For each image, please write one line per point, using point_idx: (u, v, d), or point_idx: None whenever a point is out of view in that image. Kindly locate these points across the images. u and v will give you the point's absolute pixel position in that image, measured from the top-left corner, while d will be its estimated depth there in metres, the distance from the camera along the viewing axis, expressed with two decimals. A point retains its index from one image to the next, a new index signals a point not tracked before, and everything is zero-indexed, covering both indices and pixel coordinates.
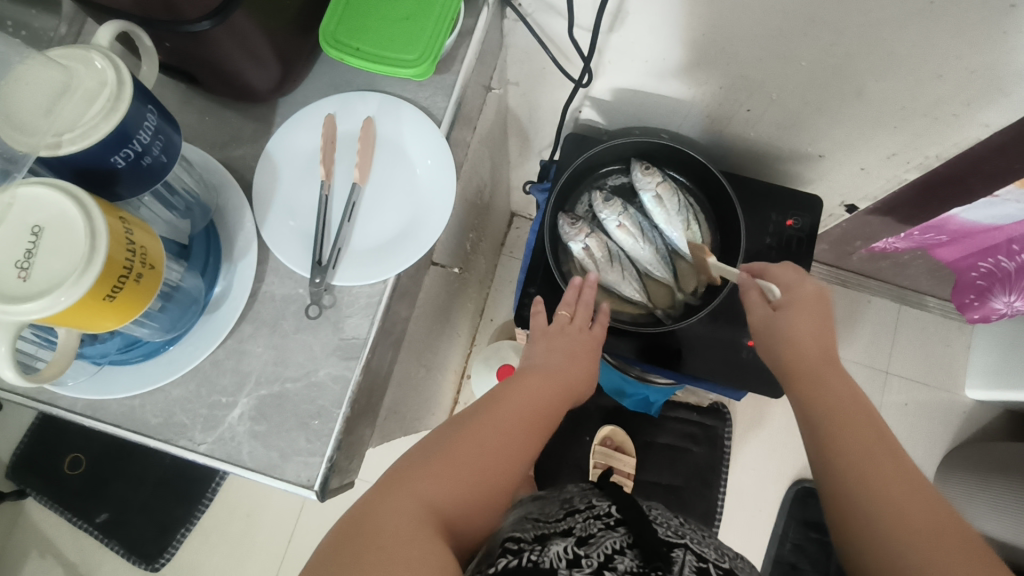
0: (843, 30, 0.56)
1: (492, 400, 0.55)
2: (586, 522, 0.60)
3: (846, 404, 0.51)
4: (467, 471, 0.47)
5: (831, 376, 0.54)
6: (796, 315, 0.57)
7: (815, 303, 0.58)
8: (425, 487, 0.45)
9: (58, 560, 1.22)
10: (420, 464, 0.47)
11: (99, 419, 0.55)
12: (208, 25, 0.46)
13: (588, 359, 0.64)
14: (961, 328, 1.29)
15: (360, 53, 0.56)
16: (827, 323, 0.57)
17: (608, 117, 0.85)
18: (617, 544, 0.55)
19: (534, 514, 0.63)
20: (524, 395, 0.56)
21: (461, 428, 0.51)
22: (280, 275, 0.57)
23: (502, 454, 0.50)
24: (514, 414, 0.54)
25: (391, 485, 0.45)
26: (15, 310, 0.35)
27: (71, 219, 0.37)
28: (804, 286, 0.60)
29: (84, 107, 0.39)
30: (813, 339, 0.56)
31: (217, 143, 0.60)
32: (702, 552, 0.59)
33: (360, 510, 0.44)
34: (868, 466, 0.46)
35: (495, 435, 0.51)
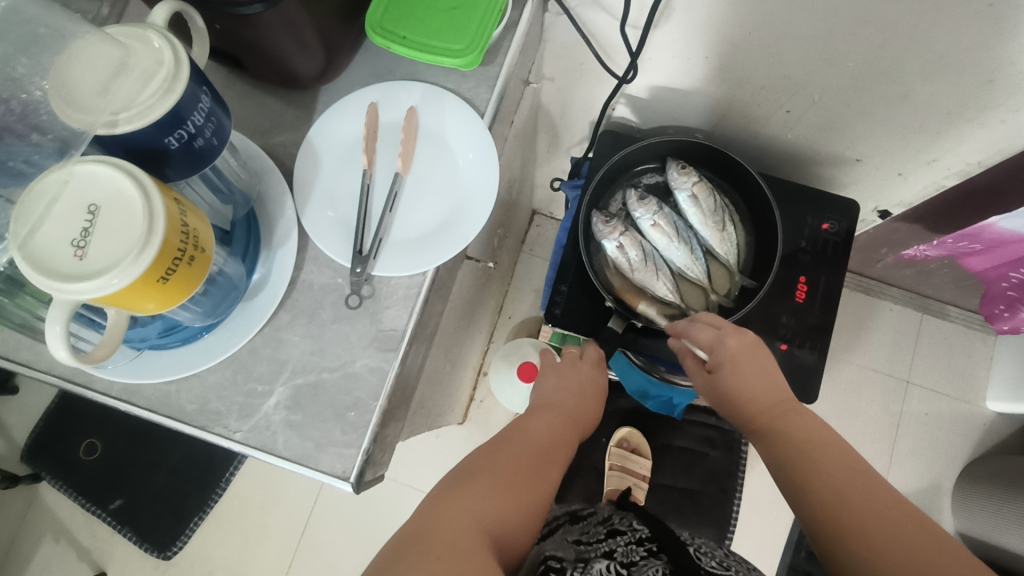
0: (895, 31, 0.56)
1: (516, 432, 0.58)
2: (628, 548, 0.60)
3: (812, 450, 0.52)
4: (510, 489, 0.49)
5: (793, 423, 0.55)
6: (734, 372, 0.59)
7: (747, 355, 0.60)
8: (477, 502, 0.46)
9: (71, 544, 1.22)
10: (460, 482, 0.49)
11: (135, 403, 0.54)
12: (261, 7, 0.45)
13: (592, 395, 0.69)
14: (984, 339, 1.28)
15: (407, 42, 0.56)
16: (768, 369, 0.59)
17: (643, 115, 0.84)
18: (658, 571, 0.54)
19: (576, 533, 0.63)
20: (547, 428, 0.60)
21: (493, 453, 0.53)
22: (319, 264, 0.57)
23: (534, 475, 0.53)
24: (539, 442, 0.57)
25: (439, 501, 0.46)
26: (71, 289, 0.35)
27: (129, 199, 0.37)
28: (726, 339, 0.60)
29: (141, 85, 0.39)
30: (764, 390, 0.58)
31: (258, 129, 0.59)
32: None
33: (410, 526, 0.44)
34: (849, 501, 0.48)
35: (525, 457, 0.54)
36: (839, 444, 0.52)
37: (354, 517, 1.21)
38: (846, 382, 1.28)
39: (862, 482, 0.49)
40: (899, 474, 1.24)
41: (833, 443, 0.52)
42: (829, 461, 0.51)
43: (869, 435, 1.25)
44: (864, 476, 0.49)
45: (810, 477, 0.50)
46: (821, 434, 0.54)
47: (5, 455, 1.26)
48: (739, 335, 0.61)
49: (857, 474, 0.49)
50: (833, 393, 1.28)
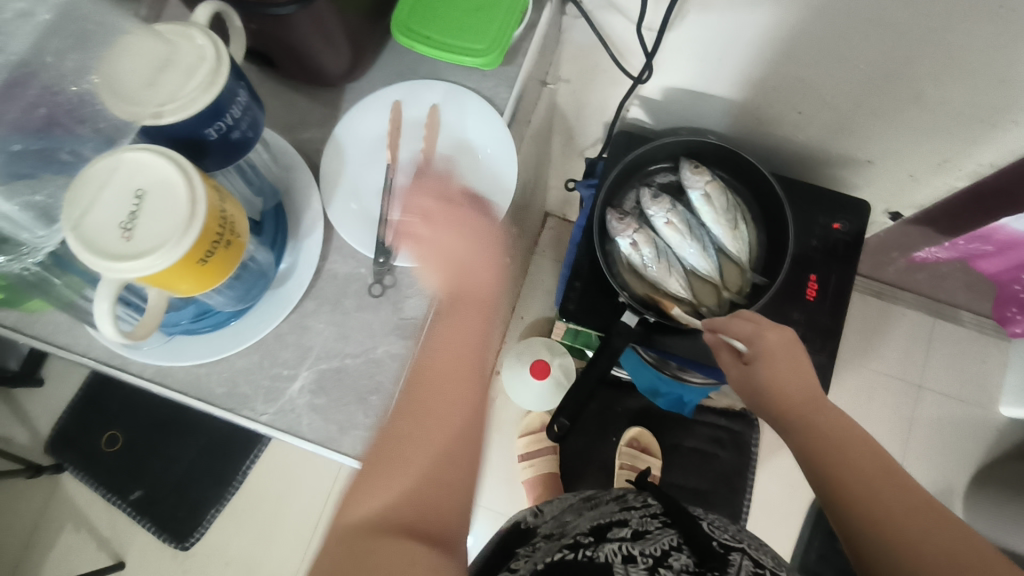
0: (907, 32, 0.57)
1: (451, 312, 0.52)
2: (643, 518, 0.60)
3: (841, 444, 0.53)
4: (397, 466, 0.44)
5: (822, 417, 0.55)
6: (769, 367, 0.57)
7: (783, 348, 0.58)
8: (364, 501, 0.42)
9: (92, 534, 1.24)
10: (401, 416, 0.47)
11: (167, 385, 0.57)
12: (294, 8, 0.48)
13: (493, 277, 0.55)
14: (997, 344, 1.28)
15: (431, 42, 0.58)
16: (801, 361, 0.58)
17: (656, 115, 0.86)
18: (673, 541, 0.53)
19: (591, 512, 0.63)
20: (490, 283, 0.53)
21: (427, 361, 0.49)
22: (343, 255, 0.59)
23: (469, 372, 0.49)
24: (470, 319, 0.51)
25: (385, 449, 0.45)
26: (120, 267, 0.37)
27: (174, 185, 0.39)
28: (767, 333, 0.58)
29: (185, 78, 0.41)
30: (798, 386, 0.57)
31: (286, 125, 0.62)
32: (761, 559, 0.53)
33: (362, 476, 0.44)
34: (874, 495, 0.49)
35: (456, 354, 0.49)
36: (868, 441, 0.53)
37: None
38: (858, 385, 1.28)
39: (889, 478, 0.49)
40: (911, 477, 1.24)
41: (862, 441, 0.53)
42: (861, 457, 0.51)
43: (881, 438, 1.26)
44: (891, 473, 0.50)
45: (839, 471, 0.51)
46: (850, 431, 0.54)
47: (29, 445, 1.29)
48: (778, 330, 0.59)
49: (885, 471, 0.50)
50: (845, 396, 1.28)
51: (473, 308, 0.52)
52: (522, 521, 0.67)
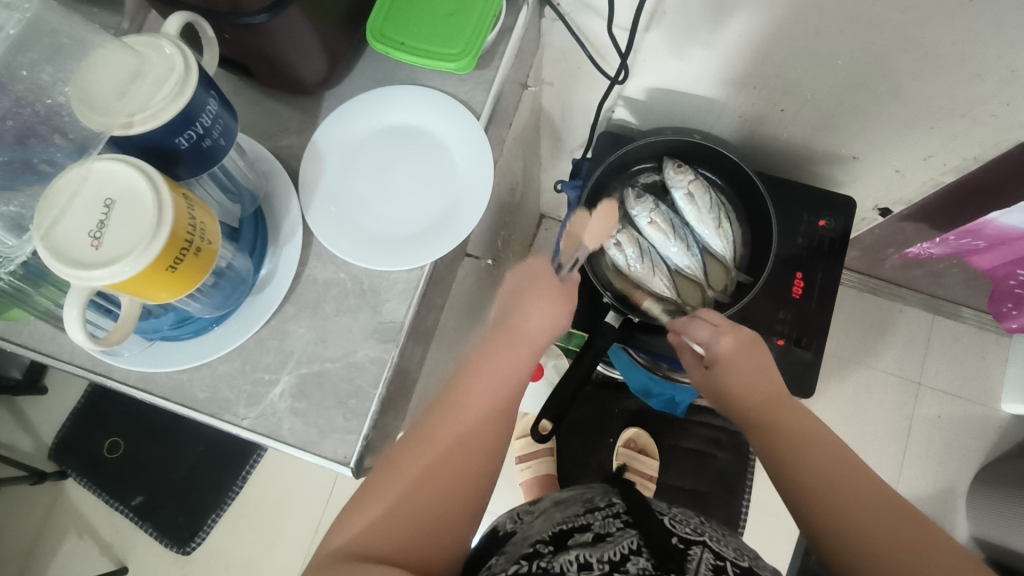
0: (881, 28, 0.57)
1: (504, 343, 0.58)
2: (606, 520, 0.61)
3: (804, 444, 0.52)
4: (435, 470, 0.49)
5: (785, 417, 0.54)
6: (731, 373, 0.59)
7: (743, 351, 0.60)
8: (402, 479, 0.48)
9: (94, 540, 1.26)
10: (444, 419, 0.52)
11: (151, 391, 0.57)
12: (266, 17, 0.49)
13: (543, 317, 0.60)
14: (998, 340, 1.26)
15: (405, 48, 0.59)
16: (761, 364, 0.59)
17: (641, 116, 0.86)
18: (632, 544, 0.54)
19: (557, 514, 0.65)
20: (541, 332, 0.60)
21: (469, 379, 0.55)
22: (323, 260, 0.59)
23: (509, 400, 0.55)
24: (520, 354, 0.58)
25: (424, 443, 0.51)
26: (89, 276, 0.38)
27: (141, 193, 0.40)
28: (722, 337, 0.61)
29: (154, 89, 0.42)
30: (756, 384, 0.58)
31: (266, 133, 0.62)
32: (721, 551, 0.57)
33: (400, 461, 0.50)
34: (837, 493, 0.48)
35: (501, 380, 0.55)
36: (833, 440, 0.52)
37: None
38: (857, 384, 1.27)
39: (853, 476, 0.48)
40: (912, 476, 1.23)
41: (825, 439, 0.52)
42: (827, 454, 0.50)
43: (880, 437, 1.25)
44: (854, 470, 0.49)
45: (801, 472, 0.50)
46: (815, 430, 0.53)
47: (32, 453, 1.31)
48: (735, 334, 0.61)
49: (848, 469, 0.49)
50: (843, 395, 1.27)
51: (524, 345, 0.58)
52: (500, 527, 0.67)
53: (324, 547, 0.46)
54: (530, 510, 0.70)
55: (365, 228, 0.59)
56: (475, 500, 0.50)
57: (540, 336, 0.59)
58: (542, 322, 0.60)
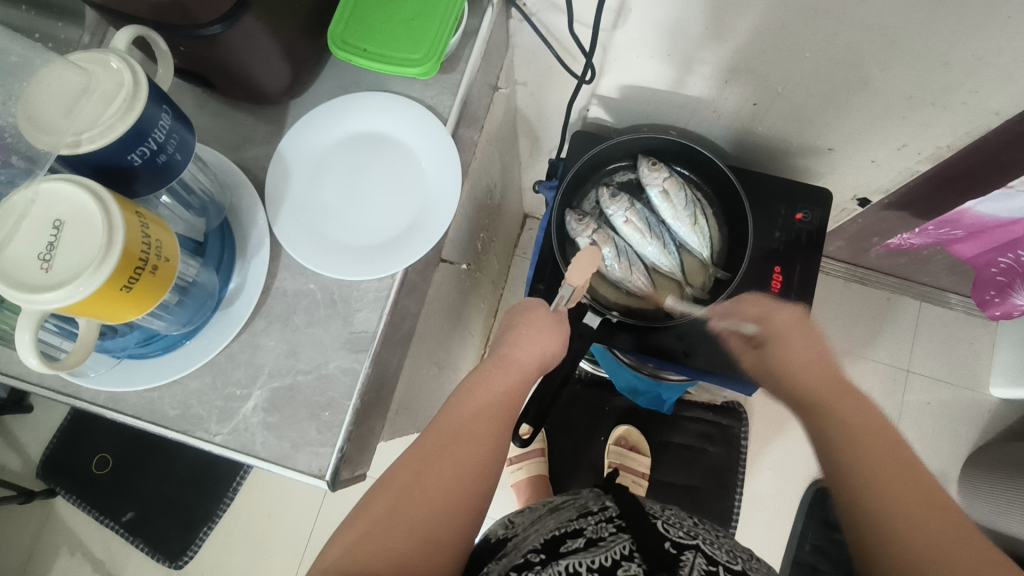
0: (845, 20, 0.57)
1: (495, 366, 0.58)
2: (598, 525, 0.61)
3: (853, 425, 0.51)
4: (428, 484, 0.49)
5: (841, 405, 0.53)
6: (785, 347, 0.60)
7: (795, 328, 0.61)
8: (394, 496, 0.48)
9: (86, 557, 1.25)
10: (434, 437, 0.52)
11: (121, 411, 0.57)
12: (220, 28, 0.48)
13: (539, 338, 0.61)
14: (984, 325, 1.26)
15: (367, 54, 0.58)
16: (817, 345, 0.59)
17: (616, 114, 0.86)
18: (624, 550, 0.56)
19: (549, 519, 0.64)
20: (535, 352, 0.60)
21: (462, 399, 0.55)
22: (292, 272, 0.59)
23: (502, 423, 0.55)
24: (512, 379, 0.58)
25: (415, 460, 0.50)
26: (39, 299, 0.37)
27: (91, 213, 0.39)
28: (776, 312, 0.63)
29: (102, 106, 0.41)
30: (814, 363, 0.58)
31: (231, 144, 0.62)
32: (713, 554, 0.57)
33: (391, 480, 0.49)
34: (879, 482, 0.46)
35: (493, 402, 0.55)
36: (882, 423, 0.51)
37: None
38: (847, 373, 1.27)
39: (896, 461, 0.48)
40: None
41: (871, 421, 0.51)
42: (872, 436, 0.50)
43: None
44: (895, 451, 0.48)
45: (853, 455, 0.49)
46: (864, 414, 0.52)
47: (20, 471, 1.30)
48: (787, 312, 0.63)
49: (893, 453, 0.48)
50: None
51: (517, 370, 0.59)
52: (490, 534, 0.66)
53: (316, 568, 0.46)
54: (521, 514, 0.70)
55: (333, 237, 0.59)
56: (468, 517, 0.49)
57: (532, 361, 0.60)
58: (533, 344, 0.60)
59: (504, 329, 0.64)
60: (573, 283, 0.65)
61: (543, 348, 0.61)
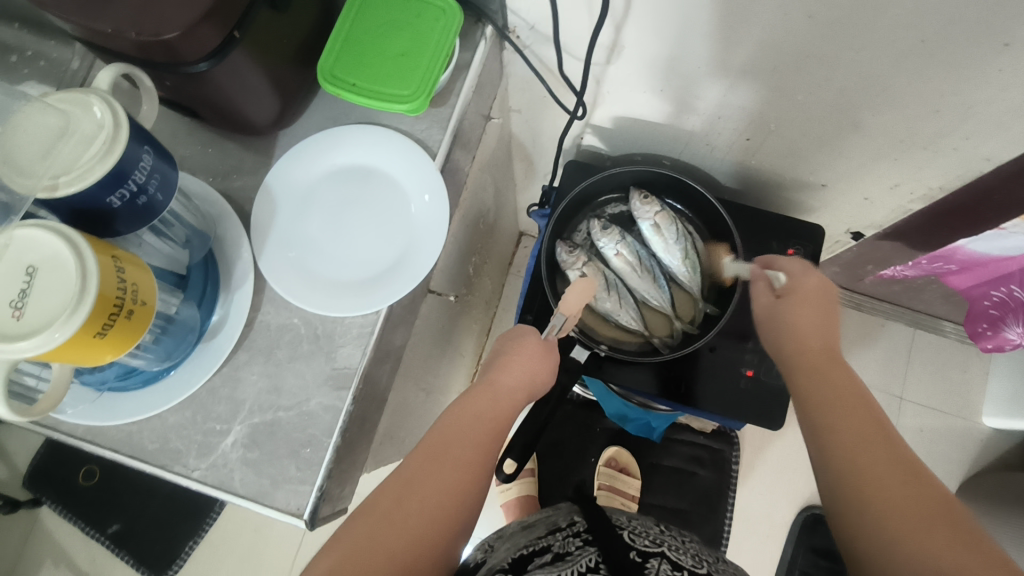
0: (837, 66, 0.56)
1: (484, 393, 0.58)
2: (566, 539, 0.64)
3: (841, 401, 0.48)
4: (408, 507, 0.48)
5: (829, 373, 0.50)
6: (798, 310, 0.54)
7: (818, 297, 0.55)
8: (373, 520, 0.47)
9: (70, 569, 1.24)
10: (420, 462, 0.51)
11: (98, 444, 0.56)
12: (205, 66, 0.48)
13: (524, 365, 0.61)
14: (977, 355, 1.26)
15: (356, 89, 0.58)
16: (831, 316, 0.54)
17: (610, 143, 0.85)
18: (590, 562, 0.57)
19: (520, 537, 0.66)
20: (523, 380, 0.60)
21: (450, 425, 0.54)
22: (276, 305, 0.58)
23: (490, 447, 0.54)
24: (499, 406, 0.57)
25: (398, 487, 0.49)
26: (9, 348, 0.37)
27: (64, 260, 0.38)
28: (811, 275, 0.57)
29: (82, 149, 0.41)
30: (812, 332, 0.53)
31: (219, 174, 0.61)
32: (678, 560, 0.61)
33: (373, 505, 0.48)
34: (860, 455, 0.44)
35: (480, 428, 0.55)
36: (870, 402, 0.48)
37: None
38: None
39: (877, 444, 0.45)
40: None
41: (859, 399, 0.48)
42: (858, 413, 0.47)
43: None
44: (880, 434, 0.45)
45: (838, 427, 0.46)
46: (848, 385, 0.49)
47: (6, 480, 1.29)
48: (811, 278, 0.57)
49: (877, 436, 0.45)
50: None
51: (505, 398, 0.58)
52: (469, 559, 0.65)
53: None
54: (499, 536, 0.70)
55: (318, 272, 0.58)
56: (448, 546, 0.48)
57: (520, 389, 0.60)
58: (522, 372, 0.60)
59: (495, 355, 0.63)
60: (566, 312, 0.68)
61: (531, 374, 0.61)
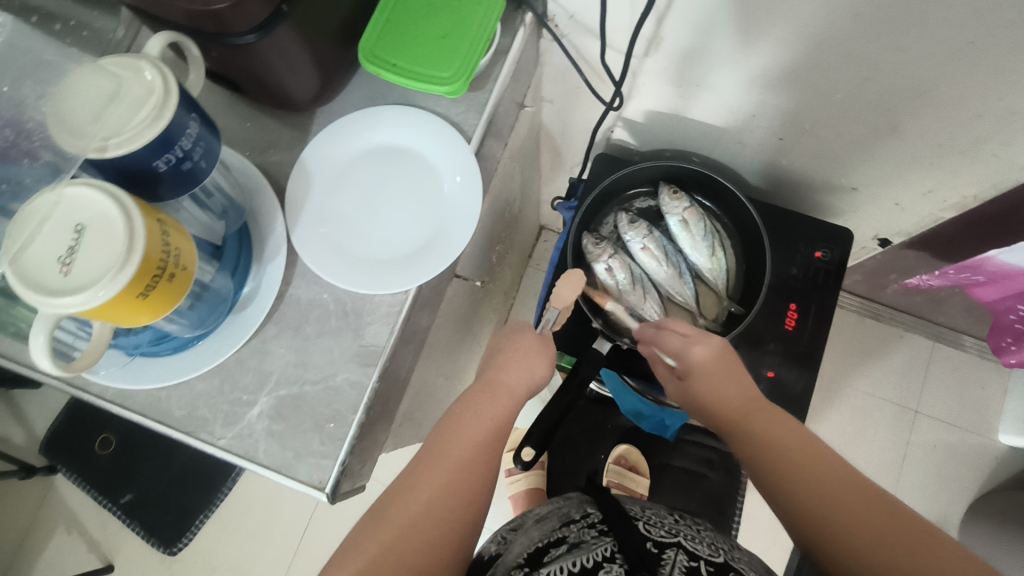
0: (878, 66, 0.56)
1: (484, 392, 0.58)
2: (581, 530, 0.64)
3: (789, 451, 0.50)
4: (413, 520, 0.49)
5: (768, 429, 0.52)
6: (708, 381, 0.57)
7: (718, 360, 0.58)
8: (380, 534, 0.48)
9: (82, 536, 1.26)
10: (425, 471, 0.52)
11: (128, 407, 0.57)
12: (253, 38, 0.48)
13: (525, 365, 0.60)
14: (997, 371, 1.24)
15: (397, 69, 0.58)
16: (735, 373, 0.57)
17: (640, 137, 0.85)
18: (606, 552, 0.58)
19: (534, 527, 0.67)
20: (525, 379, 0.59)
21: (449, 430, 0.55)
22: (307, 280, 0.59)
23: (490, 450, 0.55)
24: (501, 405, 0.57)
25: (402, 491, 0.51)
26: (57, 303, 0.37)
27: (112, 220, 0.39)
28: (693, 345, 0.59)
29: (132, 112, 0.41)
30: (733, 392, 0.56)
31: (256, 148, 0.62)
32: (695, 550, 0.61)
33: (381, 514, 0.50)
34: (816, 494, 0.47)
35: (481, 430, 0.55)
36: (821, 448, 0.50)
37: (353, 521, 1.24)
38: (855, 407, 1.26)
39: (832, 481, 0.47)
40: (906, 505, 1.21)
41: (807, 446, 0.50)
42: (809, 463, 0.49)
43: (874, 464, 1.23)
44: (831, 470, 0.48)
45: (775, 468, 0.49)
46: (793, 436, 0.51)
47: (24, 446, 1.31)
48: (705, 344, 0.60)
49: (827, 473, 0.48)
50: (840, 419, 1.25)
51: (505, 396, 0.58)
52: (485, 547, 0.67)
53: None
54: (512, 527, 0.71)
55: (350, 249, 0.59)
56: (457, 551, 0.50)
57: (522, 386, 0.59)
58: (524, 370, 0.60)
59: (491, 352, 0.63)
60: (560, 305, 0.66)
61: (530, 373, 0.60)
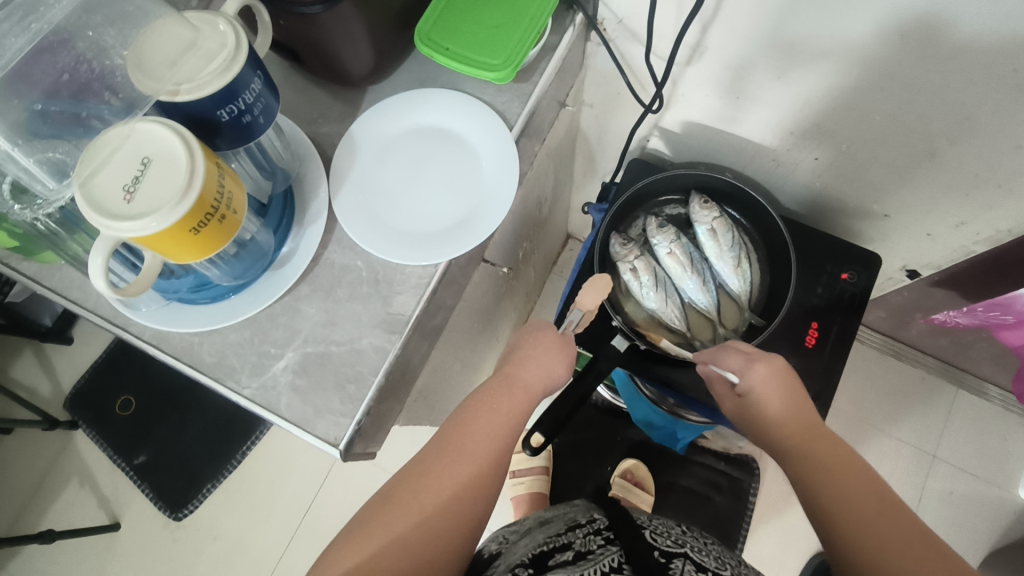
0: (920, 89, 0.57)
1: (501, 386, 0.59)
2: (587, 538, 0.64)
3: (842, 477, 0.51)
4: (421, 504, 0.51)
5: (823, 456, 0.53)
6: (766, 399, 0.57)
7: (779, 381, 0.58)
8: (389, 514, 0.50)
9: (93, 492, 1.30)
10: (437, 459, 0.54)
11: (162, 349, 0.59)
12: (320, 8, 0.51)
13: (542, 362, 0.61)
14: (1021, 424, 1.21)
15: (449, 53, 0.61)
16: (797, 397, 0.58)
17: (675, 148, 0.87)
18: (614, 562, 0.57)
19: (538, 533, 0.67)
20: (543, 377, 0.60)
21: (465, 422, 0.57)
22: (342, 246, 0.61)
23: (502, 444, 0.56)
24: (517, 399, 0.58)
25: (414, 478, 0.53)
26: (116, 226, 0.40)
27: (176, 157, 0.42)
28: (756, 365, 0.59)
29: (205, 63, 0.44)
30: (793, 415, 0.56)
31: (307, 119, 0.65)
32: (702, 563, 0.60)
33: (392, 496, 0.52)
34: (864, 520, 0.48)
35: (495, 424, 0.57)
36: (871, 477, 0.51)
37: (354, 506, 1.25)
38: (870, 446, 1.23)
39: (886, 513, 0.48)
40: None
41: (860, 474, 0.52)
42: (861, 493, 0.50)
43: None
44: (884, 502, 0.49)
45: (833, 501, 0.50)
46: (847, 463, 0.53)
47: (49, 398, 1.36)
48: (768, 363, 0.59)
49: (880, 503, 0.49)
50: None
51: (521, 391, 0.59)
52: (484, 548, 0.68)
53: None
54: (513, 530, 0.72)
55: (386, 220, 0.61)
56: (463, 540, 0.51)
57: (538, 382, 0.60)
58: (542, 368, 0.61)
59: (511, 348, 0.63)
60: (584, 308, 0.68)
61: (549, 371, 0.61)
